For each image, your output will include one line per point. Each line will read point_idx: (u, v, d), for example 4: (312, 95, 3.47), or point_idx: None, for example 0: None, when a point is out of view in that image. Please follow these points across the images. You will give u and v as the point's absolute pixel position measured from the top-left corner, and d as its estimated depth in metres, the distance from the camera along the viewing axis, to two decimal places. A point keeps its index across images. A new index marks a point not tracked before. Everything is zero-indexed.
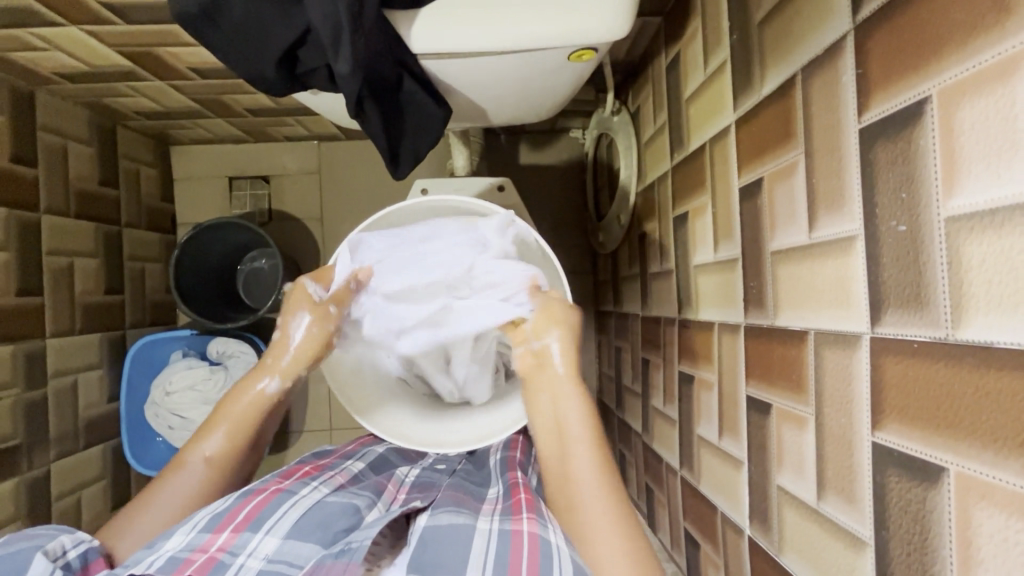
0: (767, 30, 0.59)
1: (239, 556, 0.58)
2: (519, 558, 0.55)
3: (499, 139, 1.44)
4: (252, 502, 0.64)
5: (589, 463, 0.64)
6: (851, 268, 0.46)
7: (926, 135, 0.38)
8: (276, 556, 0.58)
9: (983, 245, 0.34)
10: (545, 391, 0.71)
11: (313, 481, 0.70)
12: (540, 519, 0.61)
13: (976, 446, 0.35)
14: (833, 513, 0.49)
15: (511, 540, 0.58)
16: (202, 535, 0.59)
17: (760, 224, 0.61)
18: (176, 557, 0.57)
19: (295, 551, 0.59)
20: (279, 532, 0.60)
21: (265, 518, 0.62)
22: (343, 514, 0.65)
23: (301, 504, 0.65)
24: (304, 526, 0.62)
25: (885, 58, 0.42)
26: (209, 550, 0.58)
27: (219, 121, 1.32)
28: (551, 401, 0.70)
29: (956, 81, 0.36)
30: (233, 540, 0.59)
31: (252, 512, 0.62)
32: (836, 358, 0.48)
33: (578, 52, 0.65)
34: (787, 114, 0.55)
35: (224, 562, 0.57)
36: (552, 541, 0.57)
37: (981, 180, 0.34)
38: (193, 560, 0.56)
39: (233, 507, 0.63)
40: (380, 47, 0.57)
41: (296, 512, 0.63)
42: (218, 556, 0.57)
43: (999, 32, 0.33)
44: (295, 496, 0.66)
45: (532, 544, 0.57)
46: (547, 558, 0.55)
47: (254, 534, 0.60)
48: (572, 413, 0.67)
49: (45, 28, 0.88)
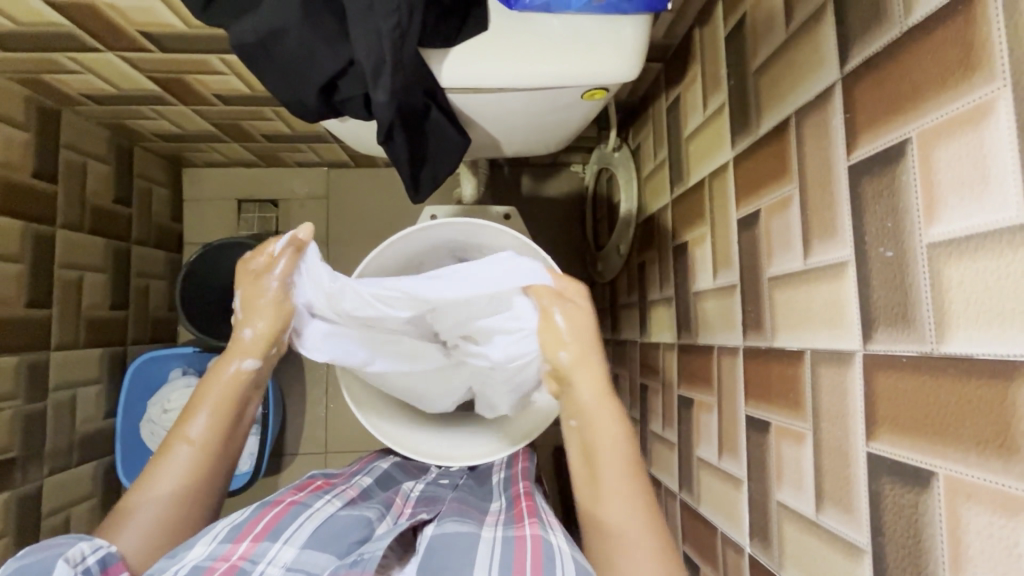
0: (761, 78, 0.66)
1: (259, 563, 0.58)
2: (524, 558, 0.57)
3: (503, 171, 1.51)
4: (271, 513, 0.65)
5: (617, 472, 0.66)
6: (844, 291, 0.50)
7: (908, 172, 0.43)
8: (295, 564, 0.59)
9: (960, 268, 0.39)
10: (598, 413, 0.69)
11: (327, 494, 0.72)
12: (542, 525, 0.64)
13: (961, 450, 0.39)
14: (831, 525, 0.52)
15: (515, 545, 0.60)
16: (223, 545, 0.59)
17: (758, 252, 0.66)
18: (199, 565, 0.56)
19: (313, 561, 0.60)
20: (296, 542, 0.61)
21: (284, 528, 0.63)
22: (357, 526, 0.67)
23: (317, 515, 0.66)
24: (321, 537, 0.63)
25: (869, 103, 0.47)
26: (230, 558, 0.58)
27: (235, 145, 1.37)
28: (594, 422, 0.68)
29: (933, 126, 0.41)
30: (254, 548, 0.59)
31: (271, 522, 0.63)
32: (831, 375, 0.52)
33: (591, 91, 0.71)
34: (782, 152, 0.61)
35: (246, 569, 0.57)
36: (554, 544, 0.60)
37: (958, 211, 0.39)
38: (216, 567, 0.56)
39: (250, 519, 0.64)
40: (414, 80, 0.62)
41: (311, 524, 0.65)
42: (240, 563, 0.57)
43: (968, 85, 0.38)
44: (310, 508, 0.68)
45: (535, 547, 0.59)
46: (549, 560, 0.57)
47: (273, 543, 0.60)
48: (609, 456, 0.67)
49: (83, 53, 0.93)
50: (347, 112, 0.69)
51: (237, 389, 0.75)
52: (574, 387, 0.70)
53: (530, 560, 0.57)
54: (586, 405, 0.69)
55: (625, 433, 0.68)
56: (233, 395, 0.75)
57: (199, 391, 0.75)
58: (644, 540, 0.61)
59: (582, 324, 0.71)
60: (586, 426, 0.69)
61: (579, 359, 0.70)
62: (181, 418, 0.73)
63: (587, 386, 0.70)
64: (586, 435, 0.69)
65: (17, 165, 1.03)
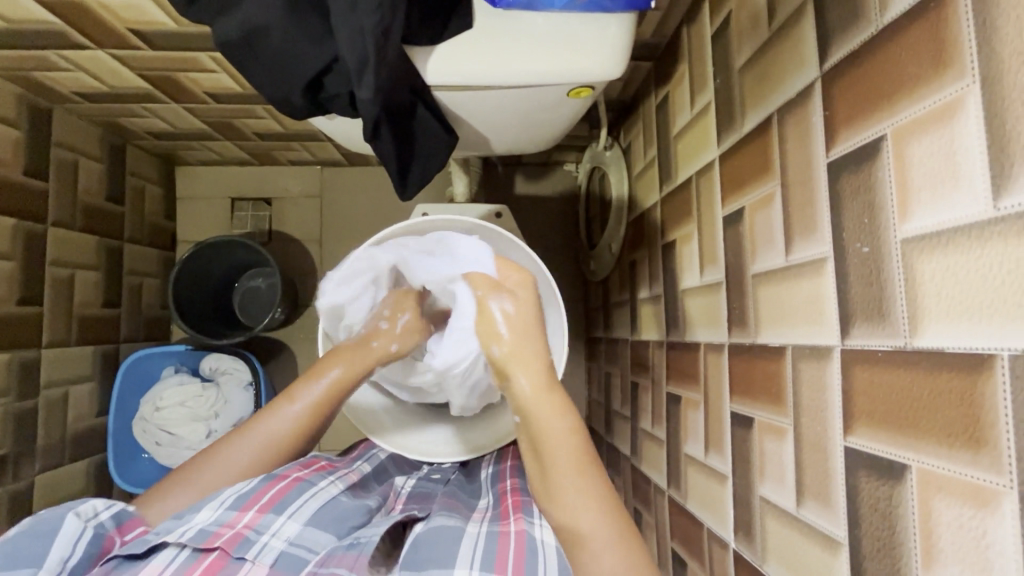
0: (745, 76, 0.66)
1: (263, 534, 0.60)
2: (508, 554, 0.58)
3: (497, 170, 1.51)
4: (276, 487, 0.65)
5: (568, 462, 0.62)
6: (823, 287, 0.51)
7: (882, 168, 0.44)
8: (297, 540, 0.61)
9: (932, 262, 0.39)
10: (538, 410, 0.66)
11: (331, 475, 0.73)
12: (527, 520, 0.65)
13: (932, 443, 0.39)
14: (811, 519, 0.52)
15: (498, 540, 0.61)
16: (230, 512, 0.61)
17: (743, 249, 0.66)
18: (206, 529, 0.59)
19: (314, 538, 0.62)
20: (300, 517, 0.63)
21: (289, 502, 0.64)
22: (357, 512, 0.67)
23: (320, 495, 0.67)
24: (321, 517, 0.65)
25: (847, 101, 0.48)
26: (236, 526, 0.60)
27: (228, 143, 1.37)
28: (547, 424, 0.65)
29: (906, 122, 0.41)
30: (259, 519, 0.61)
31: (277, 495, 0.64)
32: (811, 370, 0.52)
33: (577, 89, 0.71)
34: (765, 150, 0.61)
35: (250, 538, 0.59)
36: (538, 539, 0.62)
37: (930, 207, 0.39)
38: (221, 533, 0.59)
39: (257, 489, 0.64)
40: (400, 77, 0.63)
41: (315, 503, 0.66)
42: (245, 532, 0.59)
43: (940, 82, 0.39)
44: (314, 486, 0.68)
45: (518, 542, 0.60)
46: (531, 553, 0.59)
47: (277, 516, 0.62)
48: (561, 449, 0.63)
49: (73, 50, 0.93)
50: (334, 109, 0.69)
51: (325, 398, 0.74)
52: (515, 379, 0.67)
53: (514, 556, 0.58)
54: (526, 397, 0.66)
55: (570, 428, 0.64)
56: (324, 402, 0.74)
57: (293, 387, 0.75)
58: (603, 527, 0.58)
59: (523, 319, 0.70)
60: (528, 417, 0.66)
61: (516, 349, 0.68)
62: (269, 406, 0.73)
63: (524, 382, 0.67)
64: (536, 435, 0.65)
65: (8, 163, 1.03)
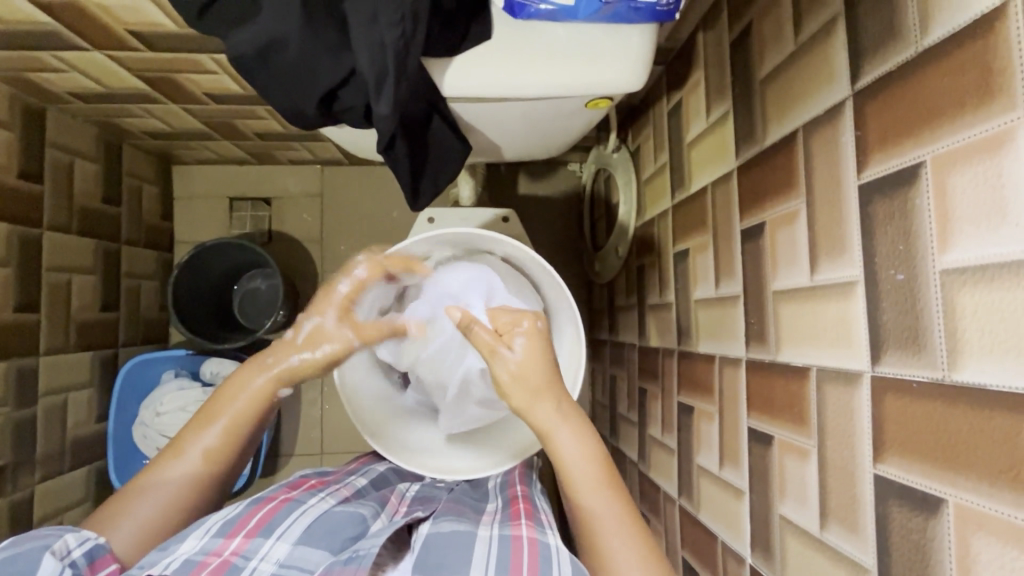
0: (767, 89, 0.65)
1: (251, 560, 0.59)
2: (521, 561, 0.58)
3: (500, 171, 1.49)
4: (263, 509, 0.65)
5: (618, 533, 0.62)
6: (852, 311, 0.50)
7: (922, 196, 0.43)
8: (288, 561, 0.59)
9: (976, 296, 0.38)
10: (559, 432, 0.68)
11: (320, 493, 0.72)
12: (537, 526, 0.65)
13: (973, 479, 0.38)
14: (835, 541, 0.52)
15: (512, 545, 0.60)
16: (215, 539, 0.60)
17: (763, 265, 0.65)
18: (191, 559, 0.58)
19: (306, 557, 0.60)
20: (290, 537, 0.62)
21: (277, 524, 0.63)
22: (353, 523, 0.66)
23: (310, 512, 0.66)
24: (315, 532, 0.63)
25: (881, 124, 0.47)
26: (222, 554, 0.59)
27: (226, 143, 1.34)
28: (565, 457, 0.67)
29: (949, 151, 0.40)
30: (246, 544, 0.60)
31: (264, 518, 0.64)
32: (838, 394, 0.52)
33: (595, 100, 0.70)
34: (789, 166, 0.60)
35: (237, 565, 0.58)
36: (552, 544, 0.61)
37: (973, 240, 0.39)
38: (208, 562, 0.58)
39: (243, 514, 0.64)
40: (418, 91, 0.61)
41: (306, 520, 0.65)
42: (232, 559, 0.58)
43: (986, 112, 0.38)
44: (304, 504, 0.68)
45: (532, 549, 0.60)
46: (545, 560, 0.58)
47: (266, 540, 0.61)
48: (575, 458, 0.66)
49: (68, 51, 0.90)
50: (346, 120, 0.67)
51: (259, 402, 0.74)
52: (557, 436, 0.68)
53: (527, 560, 0.58)
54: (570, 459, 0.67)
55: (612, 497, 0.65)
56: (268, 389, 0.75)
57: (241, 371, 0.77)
58: None
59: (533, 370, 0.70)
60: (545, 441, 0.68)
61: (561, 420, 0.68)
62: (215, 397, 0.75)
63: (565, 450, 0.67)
64: (552, 452, 0.68)
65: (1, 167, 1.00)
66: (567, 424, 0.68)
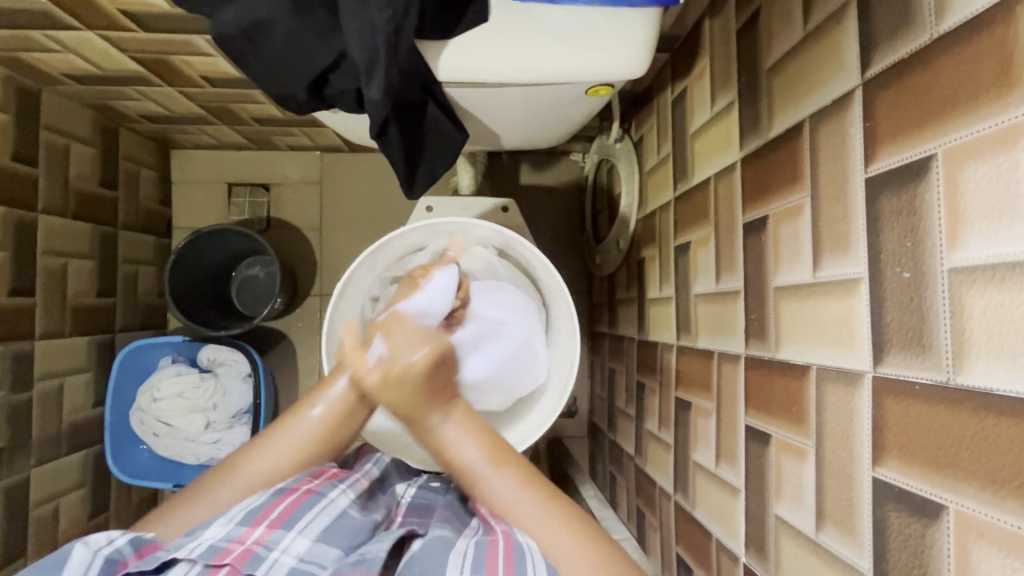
0: (774, 78, 0.63)
1: (273, 550, 0.57)
2: (497, 557, 0.55)
3: (502, 160, 1.47)
4: (286, 500, 0.63)
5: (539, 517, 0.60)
6: (855, 309, 0.48)
7: (932, 190, 0.41)
8: (308, 556, 0.58)
9: (984, 297, 0.37)
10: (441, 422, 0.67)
11: (341, 484, 0.70)
12: (514, 521, 0.62)
13: (975, 487, 0.37)
14: (831, 544, 0.51)
15: (487, 543, 0.58)
16: (239, 527, 0.59)
17: (765, 260, 0.64)
18: (216, 545, 0.56)
19: (324, 554, 0.59)
20: (309, 533, 0.60)
21: (298, 517, 0.61)
22: (364, 529, 0.64)
23: (331, 509, 0.64)
24: (332, 532, 0.62)
25: (891, 116, 0.45)
26: (245, 542, 0.57)
27: (224, 128, 1.32)
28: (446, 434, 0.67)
29: (962, 143, 0.38)
30: (268, 535, 0.58)
31: (286, 509, 0.62)
32: (838, 394, 0.50)
33: (596, 87, 0.68)
34: (794, 159, 0.58)
35: (259, 555, 0.56)
36: (527, 541, 0.58)
37: (984, 237, 0.37)
38: (232, 549, 0.56)
39: (268, 503, 0.62)
40: (411, 75, 0.59)
41: (326, 517, 0.63)
42: (254, 548, 0.56)
43: (1003, 103, 0.36)
44: (325, 499, 0.65)
45: (506, 543, 0.57)
46: (518, 554, 0.56)
47: (287, 532, 0.59)
48: (470, 455, 0.65)
49: (59, 31, 0.88)
50: (339, 105, 0.65)
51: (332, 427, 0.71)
52: (483, 384, 0.74)
53: (502, 559, 0.55)
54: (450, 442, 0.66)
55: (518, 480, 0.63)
56: (342, 415, 0.72)
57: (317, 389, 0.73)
58: None
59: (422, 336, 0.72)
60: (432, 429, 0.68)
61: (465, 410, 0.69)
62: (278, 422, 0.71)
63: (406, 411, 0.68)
64: (446, 450, 0.67)
65: None
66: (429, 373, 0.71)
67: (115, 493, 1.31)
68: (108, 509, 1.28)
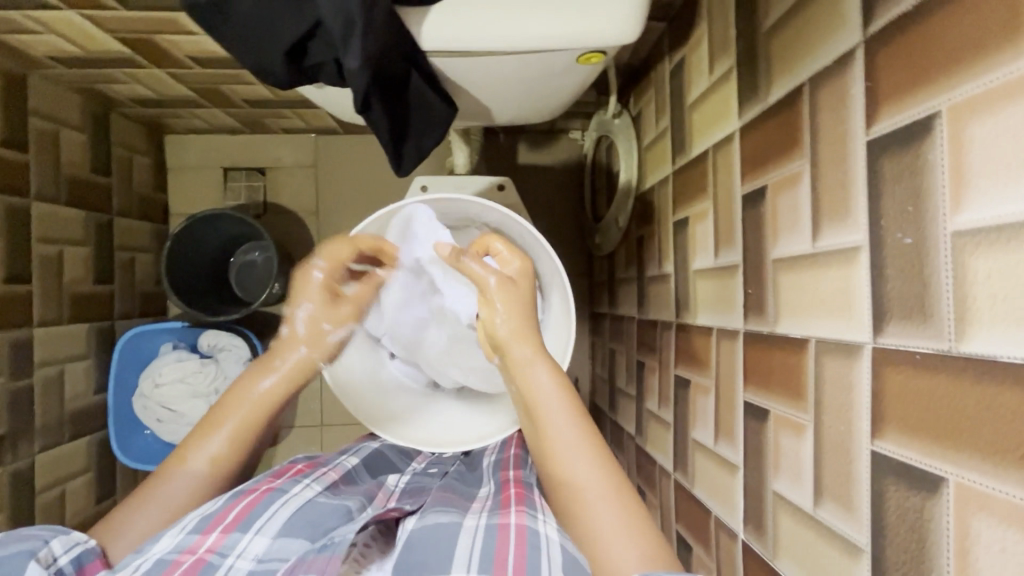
0: (773, 41, 0.60)
1: (228, 556, 0.57)
2: (507, 553, 0.56)
3: (499, 140, 1.44)
4: (241, 503, 0.63)
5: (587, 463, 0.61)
6: (855, 279, 0.46)
7: (935, 150, 0.39)
8: (265, 556, 0.58)
9: (988, 260, 0.35)
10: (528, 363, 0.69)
11: (306, 478, 0.71)
12: (529, 514, 0.63)
13: (976, 458, 0.36)
14: (829, 519, 0.50)
15: (499, 536, 0.59)
16: (191, 536, 0.59)
17: (763, 232, 0.62)
18: (164, 558, 0.56)
19: (284, 548, 0.59)
20: (268, 532, 0.60)
21: (255, 518, 0.62)
22: (335, 514, 0.65)
23: (292, 503, 0.65)
24: (294, 525, 0.62)
25: (893, 73, 0.43)
26: (197, 551, 0.57)
27: (216, 111, 1.31)
28: (535, 379, 0.68)
29: (968, 98, 0.36)
30: (223, 540, 0.58)
31: (243, 512, 0.62)
32: (836, 367, 0.49)
33: (587, 55, 0.65)
34: (792, 125, 0.56)
35: (213, 563, 0.56)
36: (541, 532, 0.60)
37: (990, 196, 0.35)
38: (182, 561, 0.56)
39: (221, 508, 0.62)
40: (390, 43, 0.58)
41: (286, 512, 0.63)
42: (207, 557, 0.56)
43: (1010, 52, 0.33)
44: (286, 494, 0.66)
45: (520, 536, 0.59)
46: (533, 551, 0.56)
47: (243, 535, 0.59)
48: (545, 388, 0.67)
49: (40, 11, 0.86)
50: (321, 78, 0.64)
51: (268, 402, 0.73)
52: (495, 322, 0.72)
53: (513, 552, 0.56)
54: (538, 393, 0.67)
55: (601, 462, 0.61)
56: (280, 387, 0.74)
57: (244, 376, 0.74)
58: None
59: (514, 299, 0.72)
60: (519, 377, 0.69)
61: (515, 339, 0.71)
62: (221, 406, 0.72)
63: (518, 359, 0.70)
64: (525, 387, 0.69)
65: None
66: (534, 361, 0.69)
67: (121, 478, 1.32)
68: (114, 493, 1.29)
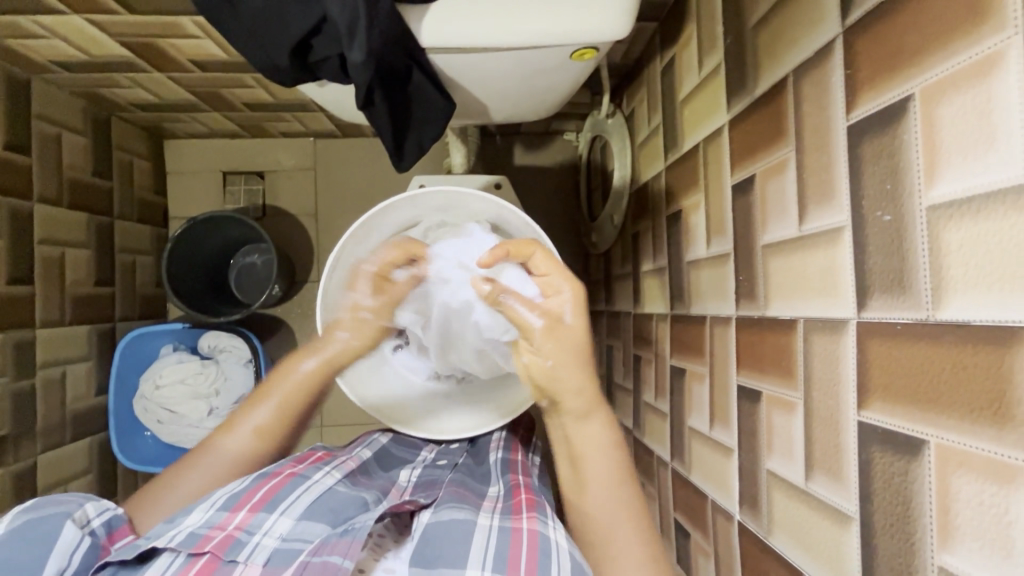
0: (759, 35, 0.63)
1: (255, 534, 0.60)
2: (519, 555, 0.58)
3: (495, 141, 1.47)
4: (268, 484, 0.66)
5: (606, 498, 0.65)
6: (839, 258, 0.49)
7: (910, 130, 0.41)
8: (291, 536, 0.60)
9: (961, 230, 0.37)
10: (583, 413, 0.69)
11: (327, 466, 0.72)
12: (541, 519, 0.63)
13: (953, 418, 0.38)
14: (819, 492, 0.52)
15: (511, 538, 0.60)
16: (220, 513, 0.61)
17: (752, 219, 0.64)
18: (196, 532, 0.59)
19: (309, 531, 0.61)
20: (292, 514, 0.63)
21: (281, 499, 0.64)
22: (353, 504, 0.65)
23: (313, 490, 0.66)
24: (316, 509, 0.64)
25: (870, 60, 0.45)
26: (226, 528, 0.60)
27: (216, 115, 1.33)
28: (581, 426, 0.69)
29: (938, 79, 0.39)
30: (250, 519, 0.61)
31: (269, 493, 0.64)
32: (824, 343, 0.51)
33: (581, 51, 0.68)
34: (778, 115, 0.58)
35: (241, 540, 0.59)
36: (552, 539, 0.60)
37: (960, 170, 0.37)
38: (212, 536, 0.58)
39: (249, 488, 0.65)
40: (391, 40, 0.60)
41: (309, 497, 0.65)
42: (236, 534, 0.59)
43: (976, 34, 0.36)
44: (308, 480, 0.67)
45: (531, 544, 0.59)
46: (544, 557, 0.57)
47: (269, 515, 0.62)
48: (596, 438, 0.68)
49: (45, 16, 0.88)
50: (324, 75, 0.66)
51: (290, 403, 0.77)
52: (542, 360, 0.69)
53: (526, 559, 0.57)
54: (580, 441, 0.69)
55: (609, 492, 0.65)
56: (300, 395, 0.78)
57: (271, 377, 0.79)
58: None
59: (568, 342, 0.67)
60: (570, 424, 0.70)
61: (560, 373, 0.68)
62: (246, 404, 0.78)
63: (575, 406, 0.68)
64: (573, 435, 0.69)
65: None
66: (588, 413, 0.68)
67: (121, 480, 1.33)
68: (114, 495, 1.29)
